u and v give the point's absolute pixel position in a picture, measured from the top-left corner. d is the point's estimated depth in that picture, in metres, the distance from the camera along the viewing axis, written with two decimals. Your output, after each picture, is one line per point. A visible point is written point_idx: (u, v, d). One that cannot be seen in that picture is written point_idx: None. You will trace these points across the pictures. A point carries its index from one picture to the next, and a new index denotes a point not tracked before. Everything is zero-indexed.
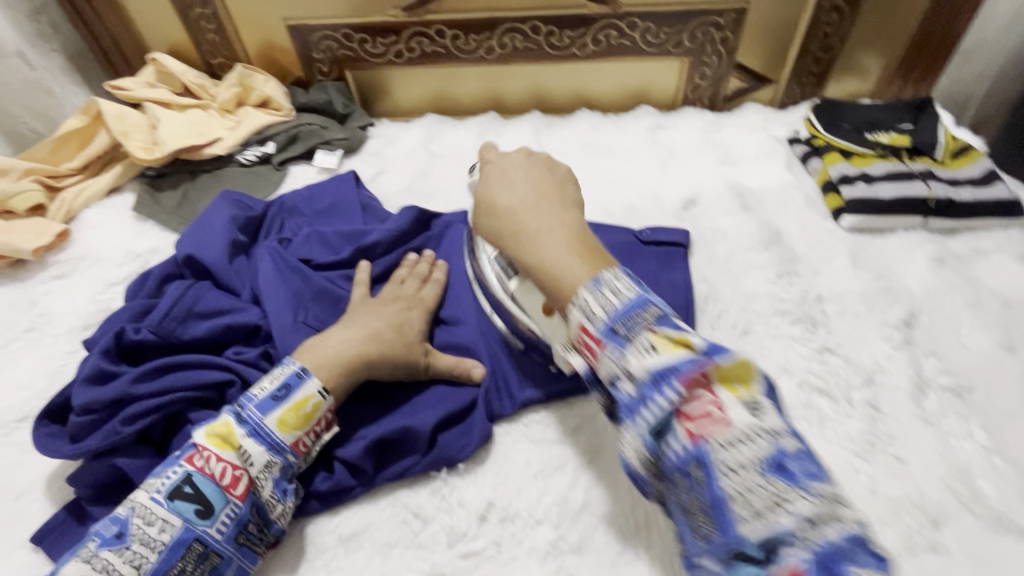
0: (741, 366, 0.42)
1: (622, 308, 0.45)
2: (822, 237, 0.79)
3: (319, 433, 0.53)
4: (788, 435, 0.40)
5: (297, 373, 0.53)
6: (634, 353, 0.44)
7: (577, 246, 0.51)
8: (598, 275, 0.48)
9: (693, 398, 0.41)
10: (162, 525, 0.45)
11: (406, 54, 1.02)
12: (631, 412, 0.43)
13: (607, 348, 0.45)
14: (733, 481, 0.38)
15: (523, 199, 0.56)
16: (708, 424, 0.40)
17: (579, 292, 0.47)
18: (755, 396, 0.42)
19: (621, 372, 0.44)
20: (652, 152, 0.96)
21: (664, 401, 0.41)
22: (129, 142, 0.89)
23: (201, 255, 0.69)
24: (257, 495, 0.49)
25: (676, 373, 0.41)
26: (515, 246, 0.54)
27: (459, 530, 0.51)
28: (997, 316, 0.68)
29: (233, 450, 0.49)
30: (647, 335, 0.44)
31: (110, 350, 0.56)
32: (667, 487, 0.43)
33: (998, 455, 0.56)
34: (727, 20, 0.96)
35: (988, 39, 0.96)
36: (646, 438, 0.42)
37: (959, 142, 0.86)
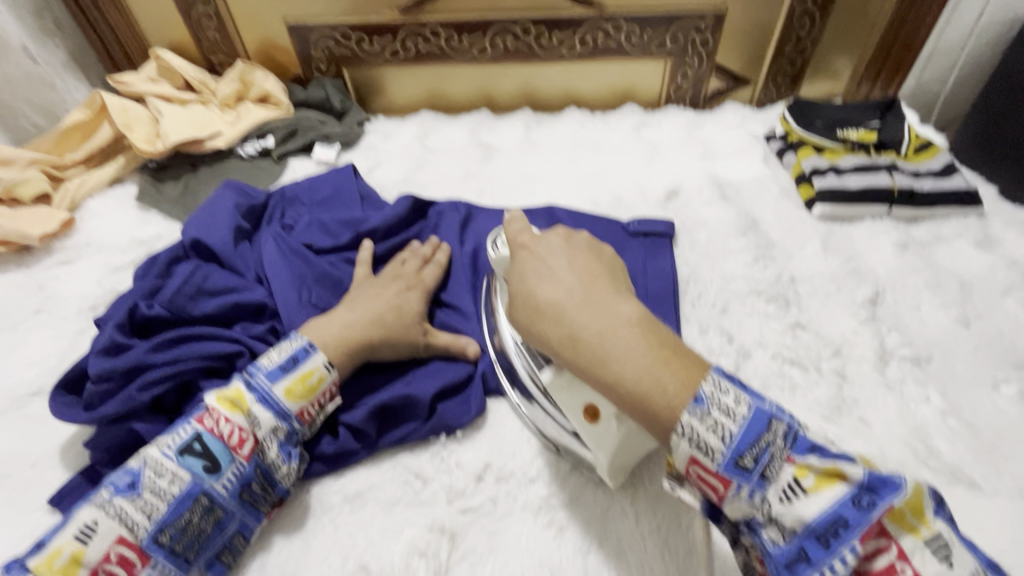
0: (915, 494, 0.36)
1: (744, 437, 0.38)
2: (796, 224, 0.84)
3: (323, 403, 0.56)
4: (968, 555, 0.34)
5: (305, 347, 0.56)
6: (776, 497, 0.38)
7: (652, 345, 0.42)
8: (698, 390, 0.40)
9: (876, 548, 0.36)
10: (172, 479, 0.47)
11: (401, 53, 1.06)
12: (788, 568, 0.37)
13: (737, 487, 0.39)
14: (844, 555, 0.35)
15: (571, 293, 0.46)
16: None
17: (681, 419, 0.39)
18: (935, 529, 0.35)
19: (765, 517, 0.38)
20: (637, 147, 1.01)
21: (842, 566, 0.35)
22: (132, 134, 0.92)
23: (207, 239, 0.72)
24: (261, 457, 0.51)
25: (851, 529, 0.35)
26: (574, 355, 0.44)
27: (457, 488, 0.55)
28: (954, 294, 0.73)
29: (242, 414, 0.51)
30: (788, 469, 0.38)
31: (124, 323, 0.58)
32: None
33: (953, 416, 0.61)
34: (707, 24, 1.02)
35: (951, 45, 1.02)
36: (755, 530, 0.38)
37: (922, 139, 0.92)
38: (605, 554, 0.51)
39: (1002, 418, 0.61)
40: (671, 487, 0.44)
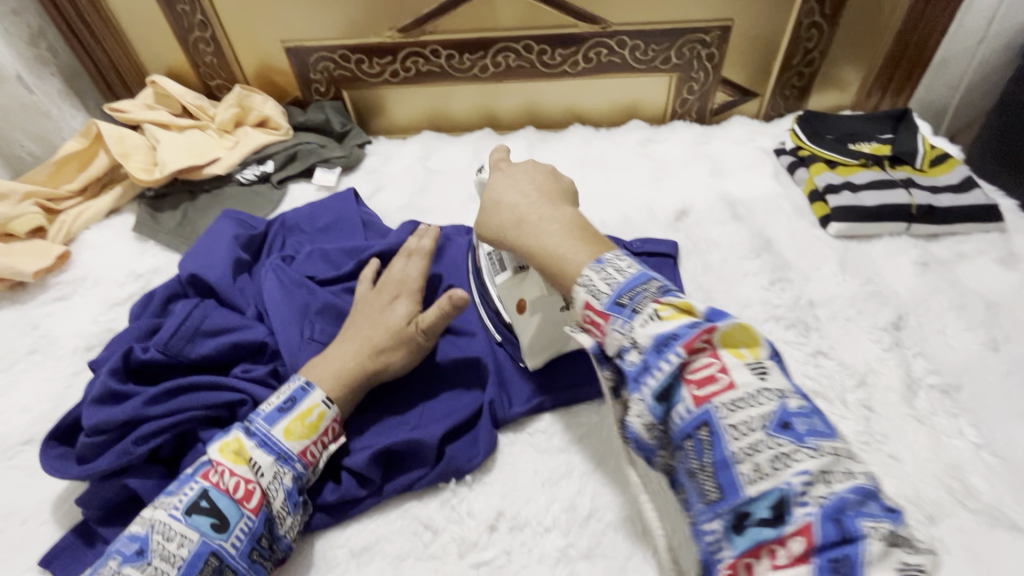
0: (744, 331, 0.40)
1: (626, 285, 0.43)
2: (811, 244, 0.82)
3: (326, 443, 0.54)
4: (795, 396, 0.38)
5: (302, 386, 0.54)
6: (643, 323, 0.41)
7: (580, 237, 0.49)
8: (601, 257, 0.46)
9: (700, 363, 0.39)
10: (180, 540, 0.45)
11: (402, 74, 1.04)
12: (636, 382, 0.41)
13: (614, 321, 0.42)
14: (739, 441, 0.36)
15: (526, 197, 0.54)
16: (714, 387, 0.38)
17: (582, 272, 0.46)
18: (760, 359, 0.40)
19: (630, 344, 0.41)
20: (644, 165, 0.99)
21: (668, 364, 0.39)
22: (129, 163, 0.91)
23: (206, 273, 0.70)
24: (269, 508, 0.49)
25: (677, 338, 0.39)
26: (519, 236, 0.52)
27: (469, 540, 0.52)
28: (980, 317, 0.70)
29: (245, 463, 0.49)
30: (651, 306, 0.42)
31: (118, 369, 0.56)
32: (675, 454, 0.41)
33: (988, 451, 0.58)
34: (713, 37, 1.00)
35: (962, 54, 1.00)
36: (652, 404, 0.39)
37: (937, 151, 0.89)
38: None
39: None
40: (574, 334, 0.48)
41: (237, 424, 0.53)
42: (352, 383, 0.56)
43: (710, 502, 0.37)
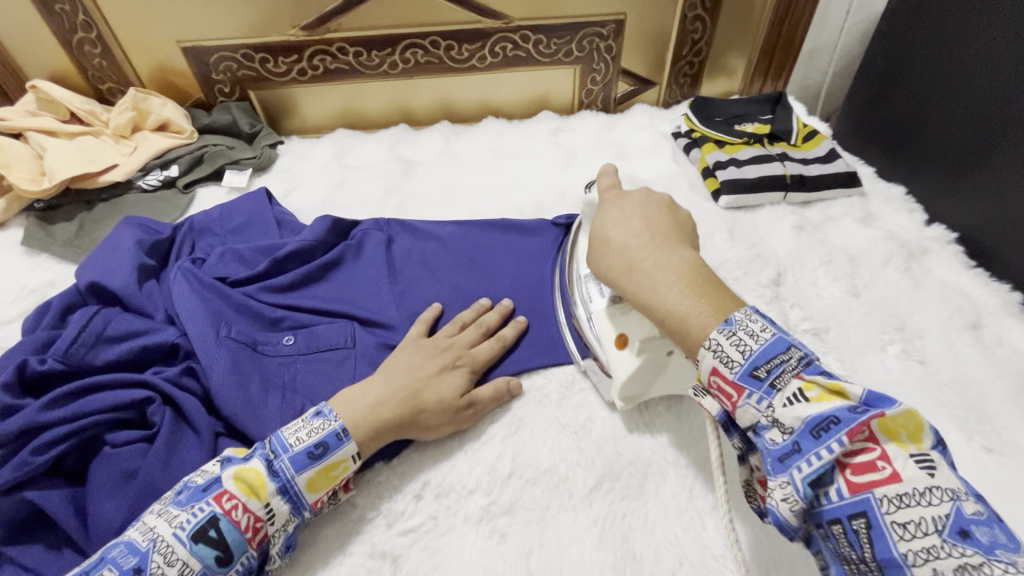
0: (911, 419, 0.39)
1: (762, 354, 0.42)
2: (704, 215, 0.90)
3: (336, 492, 0.53)
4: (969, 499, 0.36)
5: (338, 433, 0.52)
6: (783, 403, 0.41)
7: (699, 288, 0.48)
8: (729, 317, 0.45)
9: (860, 449, 0.39)
10: (181, 568, 0.44)
11: (310, 72, 1.04)
12: (782, 465, 0.40)
13: (749, 394, 0.42)
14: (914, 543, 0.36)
15: (637, 234, 0.53)
16: (874, 477, 0.38)
17: (712, 336, 0.44)
18: (927, 451, 0.38)
19: (770, 422, 0.41)
20: (554, 153, 1.04)
21: (829, 455, 0.38)
22: (12, 174, 0.85)
23: (107, 281, 0.67)
24: (269, 544, 0.49)
25: (840, 425, 0.38)
26: (630, 285, 0.51)
27: (396, 511, 0.54)
28: (845, 268, 0.80)
29: (260, 502, 0.48)
30: (795, 383, 0.41)
31: (11, 384, 0.54)
32: (819, 534, 0.40)
33: (850, 380, 0.67)
34: (609, 31, 1.06)
35: (824, 42, 1.11)
36: (777, 450, 0.41)
37: (808, 129, 1.01)
38: (547, 554, 0.51)
39: (890, 375, 0.67)
40: (697, 399, 0.47)
41: (261, 449, 0.51)
42: (381, 430, 0.55)
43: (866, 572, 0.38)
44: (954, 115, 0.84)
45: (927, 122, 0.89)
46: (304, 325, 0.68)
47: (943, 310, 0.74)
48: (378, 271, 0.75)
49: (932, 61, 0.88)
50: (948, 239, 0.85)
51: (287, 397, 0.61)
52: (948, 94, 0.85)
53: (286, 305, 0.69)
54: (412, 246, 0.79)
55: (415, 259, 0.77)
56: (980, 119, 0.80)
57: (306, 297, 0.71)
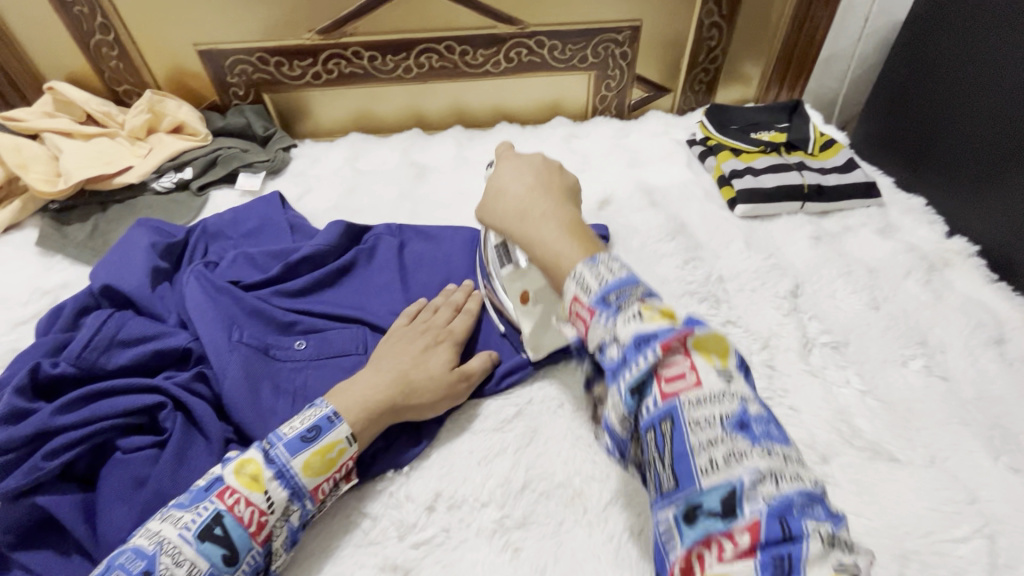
0: (719, 341, 0.38)
1: (612, 285, 0.41)
2: (720, 224, 0.88)
3: (337, 480, 0.52)
4: (752, 400, 0.36)
5: (329, 416, 0.53)
6: (625, 320, 0.39)
7: (570, 230, 0.49)
8: (595, 257, 0.44)
9: (676, 369, 0.37)
10: (189, 567, 0.43)
11: (324, 76, 1.04)
12: (614, 376, 0.38)
13: (598, 316, 0.40)
14: (700, 436, 0.35)
15: (528, 188, 0.56)
16: (683, 385, 0.36)
17: (576, 268, 0.43)
18: (730, 368, 0.38)
19: (611, 340, 0.39)
20: (568, 159, 1.03)
21: (644, 363, 0.37)
22: (28, 174, 0.86)
23: (120, 284, 0.67)
24: (274, 541, 0.48)
25: (656, 337, 0.37)
26: (520, 229, 0.52)
27: (408, 523, 0.53)
28: (864, 281, 0.79)
29: (261, 492, 0.47)
30: (636, 306, 0.39)
31: (24, 387, 0.54)
32: (643, 446, 0.39)
33: (871, 396, 0.66)
34: (625, 37, 1.06)
35: (843, 50, 1.10)
36: (624, 395, 0.37)
37: (826, 138, 0.99)
38: (562, 571, 0.50)
39: (912, 392, 0.66)
40: (562, 330, 0.46)
41: (257, 443, 0.51)
42: (378, 414, 0.55)
43: (664, 491, 0.36)
44: (974, 123, 0.83)
45: (950, 132, 0.87)
46: (316, 330, 0.67)
47: (965, 325, 0.73)
48: (390, 278, 0.74)
49: (956, 70, 0.86)
50: (970, 252, 0.83)
51: (297, 402, 0.60)
52: (971, 105, 0.84)
53: (298, 310, 0.69)
54: (425, 253, 0.78)
55: (427, 266, 0.76)
56: (1000, 126, 0.79)
57: (318, 303, 0.71)
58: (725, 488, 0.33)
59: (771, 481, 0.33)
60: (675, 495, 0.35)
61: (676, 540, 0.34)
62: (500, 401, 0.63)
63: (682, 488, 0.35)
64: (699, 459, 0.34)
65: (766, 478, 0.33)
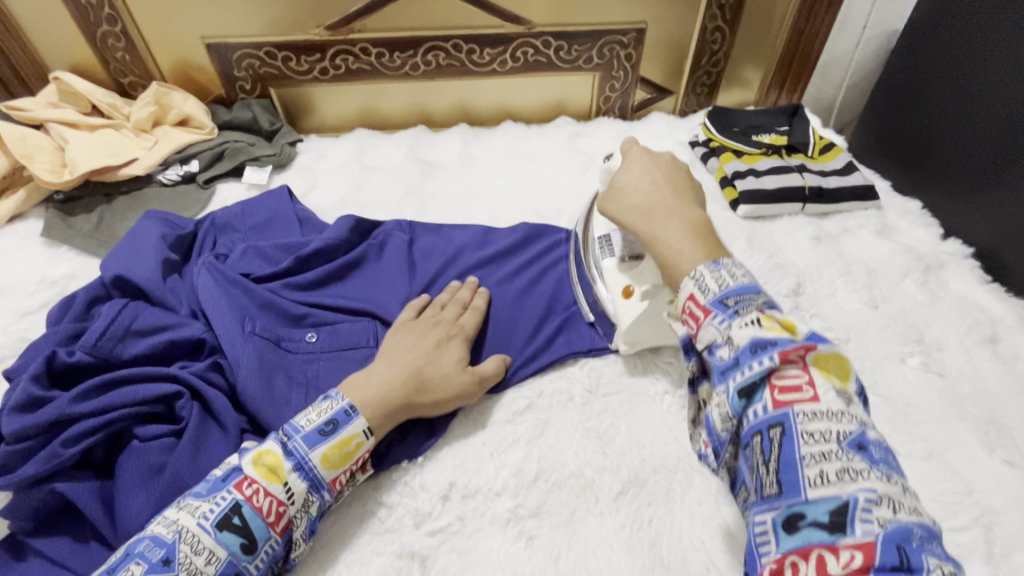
0: (840, 361, 0.41)
1: (733, 289, 0.45)
2: (724, 224, 0.90)
3: (355, 472, 0.53)
4: (872, 428, 0.39)
5: (347, 410, 0.53)
6: (742, 324, 0.43)
7: (696, 234, 0.52)
8: (719, 260, 0.48)
9: (791, 373, 0.41)
10: (208, 556, 0.44)
11: (331, 71, 1.04)
12: (722, 376, 0.43)
13: (714, 316, 0.45)
14: (811, 447, 0.38)
15: (649, 187, 0.57)
16: (798, 397, 0.39)
17: (697, 269, 0.48)
18: (848, 391, 0.41)
19: (724, 340, 0.43)
20: (573, 158, 1.04)
21: (763, 368, 0.40)
22: (34, 165, 0.85)
23: (132, 274, 0.67)
24: (294, 531, 0.49)
25: (776, 346, 0.41)
26: (647, 225, 0.54)
27: (424, 511, 0.54)
28: (863, 280, 0.81)
29: (279, 483, 0.48)
30: (755, 314, 0.44)
31: (40, 375, 0.54)
32: (742, 450, 0.42)
33: (872, 391, 0.67)
34: (630, 39, 1.07)
35: (841, 56, 1.12)
36: (733, 396, 0.41)
37: (825, 141, 1.01)
38: (576, 558, 0.52)
39: (910, 387, 0.68)
40: (669, 322, 0.50)
41: (273, 435, 0.51)
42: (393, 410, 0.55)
43: (766, 495, 0.39)
44: (968, 125, 0.86)
45: (946, 135, 0.90)
46: (327, 324, 0.67)
47: (960, 324, 0.75)
48: (399, 269, 0.75)
49: (954, 75, 0.88)
50: (964, 253, 0.86)
51: (311, 393, 0.61)
52: (970, 107, 0.86)
53: (309, 304, 0.69)
54: (435, 247, 0.79)
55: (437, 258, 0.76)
56: (994, 129, 0.82)
57: (328, 295, 0.71)
58: (837, 501, 0.36)
59: (887, 506, 0.34)
60: (780, 500, 0.38)
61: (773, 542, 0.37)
62: (512, 393, 0.64)
63: (788, 494, 0.37)
64: (810, 471, 0.37)
65: (883, 500, 0.35)
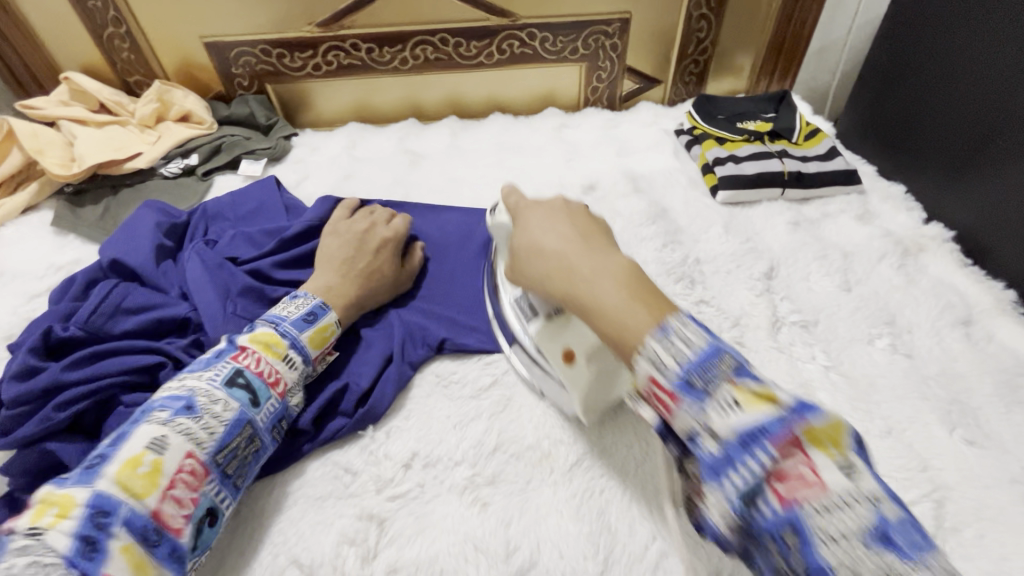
0: (833, 425, 0.36)
1: (697, 360, 0.39)
2: (701, 210, 0.91)
3: (327, 355, 0.64)
4: (887, 501, 0.34)
5: (320, 305, 0.64)
6: (719, 411, 0.38)
7: (564, 221, 0.54)
8: (665, 324, 0.41)
9: (791, 463, 0.35)
10: (224, 404, 0.51)
11: (324, 67, 1.08)
12: (715, 474, 0.37)
13: (684, 402, 0.39)
14: (836, 552, 0.33)
15: (529, 199, 0.59)
16: (805, 490, 0.34)
17: (646, 342, 0.41)
18: (852, 458, 0.35)
19: (703, 431, 0.38)
20: (557, 148, 1.06)
21: (759, 467, 0.35)
22: (44, 159, 0.91)
23: (127, 258, 0.72)
24: (287, 399, 0.57)
25: (767, 434, 0.36)
26: (512, 220, 0.58)
27: (385, 478, 0.57)
28: (838, 264, 0.81)
29: (274, 354, 0.57)
30: (728, 390, 0.38)
31: (38, 347, 0.59)
32: (755, 547, 0.37)
33: (835, 371, 0.68)
34: (615, 29, 1.08)
35: (831, 41, 1.12)
36: (734, 502, 0.36)
37: (810, 127, 1.01)
38: (526, 524, 0.54)
39: (875, 368, 0.68)
40: (635, 406, 0.45)
41: (261, 322, 0.60)
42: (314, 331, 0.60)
43: None
44: (955, 108, 0.84)
45: (930, 119, 0.89)
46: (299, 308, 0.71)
47: (934, 307, 0.75)
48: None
49: (934, 59, 0.87)
50: (946, 237, 0.85)
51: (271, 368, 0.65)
52: (955, 89, 0.84)
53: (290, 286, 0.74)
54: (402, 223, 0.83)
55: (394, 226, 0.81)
56: (980, 112, 0.80)
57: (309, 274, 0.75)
58: None
59: None
60: None
61: None
62: (478, 370, 0.67)
63: None
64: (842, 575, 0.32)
65: None
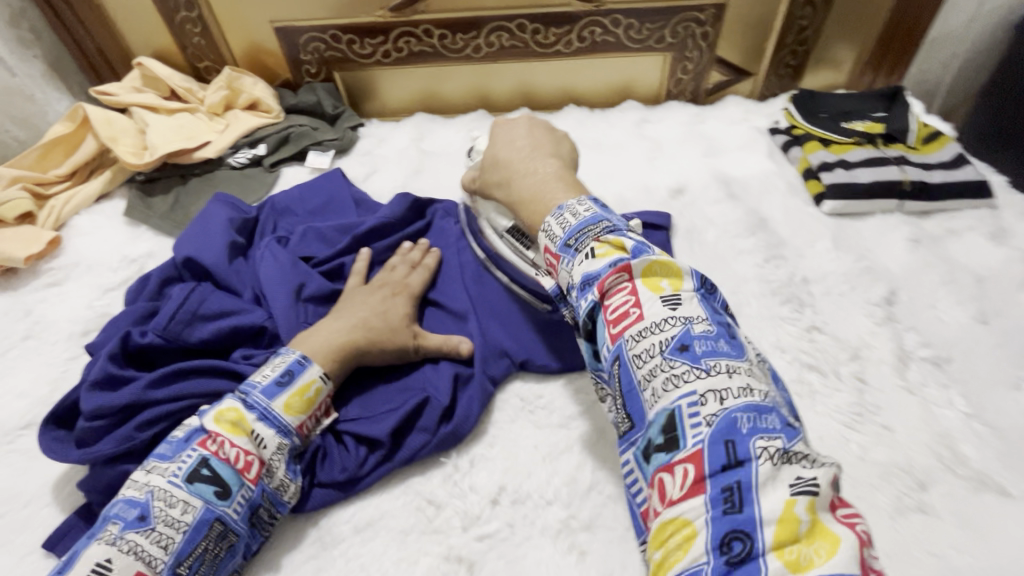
0: (668, 266, 0.46)
1: (575, 228, 0.51)
2: (805, 222, 0.82)
3: (319, 417, 0.56)
4: (699, 321, 0.43)
5: (300, 360, 0.55)
6: (579, 262, 0.49)
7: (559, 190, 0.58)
8: (563, 205, 0.54)
9: (619, 298, 0.46)
10: (184, 507, 0.46)
11: (393, 54, 1.03)
12: (572, 312, 0.49)
13: (563, 261, 0.51)
14: (642, 367, 0.43)
15: (520, 152, 0.63)
16: (627, 320, 0.45)
17: (546, 219, 0.55)
18: (678, 291, 0.45)
19: (569, 282, 0.50)
20: (639, 145, 0.98)
21: (589, 299, 0.47)
22: (118, 147, 0.90)
23: (201, 256, 0.69)
24: (268, 480, 0.50)
25: (598, 277, 0.47)
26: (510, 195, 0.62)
27: (472, 514, 0.53)
28: (970, 291, 0.71)
29: (244, 435, 0.50)
30: (591, 244, 0.49)
31: (116, 354, 0.57)
32: (607, 379, 0.48)
33: (978, 420, 0.59)
34: (708, 16, 0.99)
35: (953, 31, 0.99)
36: (583, 333, 0.48)
37: (930, 129, 0.90)
38: None
39: None
40: (545, 279, 0.57)
41: (230, 394, 0.52)
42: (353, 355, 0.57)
43: (623, 422, 0.45)
44: None
45: None
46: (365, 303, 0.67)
47: None
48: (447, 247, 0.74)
49: None
50: None
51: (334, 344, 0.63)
52: None
53: None
54: None
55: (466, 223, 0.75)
56: None
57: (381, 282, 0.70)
58: (668, 412, 0.41)
59: (710, 402, 0.39)
60: (639, 423, 0.43)
61: (641, 461, 0.42)
62: (565, 398, 0.61)
63: (638, 415, 0.43)
64: (643, 388, 0.43)
65: (704, 399, 0.40)
